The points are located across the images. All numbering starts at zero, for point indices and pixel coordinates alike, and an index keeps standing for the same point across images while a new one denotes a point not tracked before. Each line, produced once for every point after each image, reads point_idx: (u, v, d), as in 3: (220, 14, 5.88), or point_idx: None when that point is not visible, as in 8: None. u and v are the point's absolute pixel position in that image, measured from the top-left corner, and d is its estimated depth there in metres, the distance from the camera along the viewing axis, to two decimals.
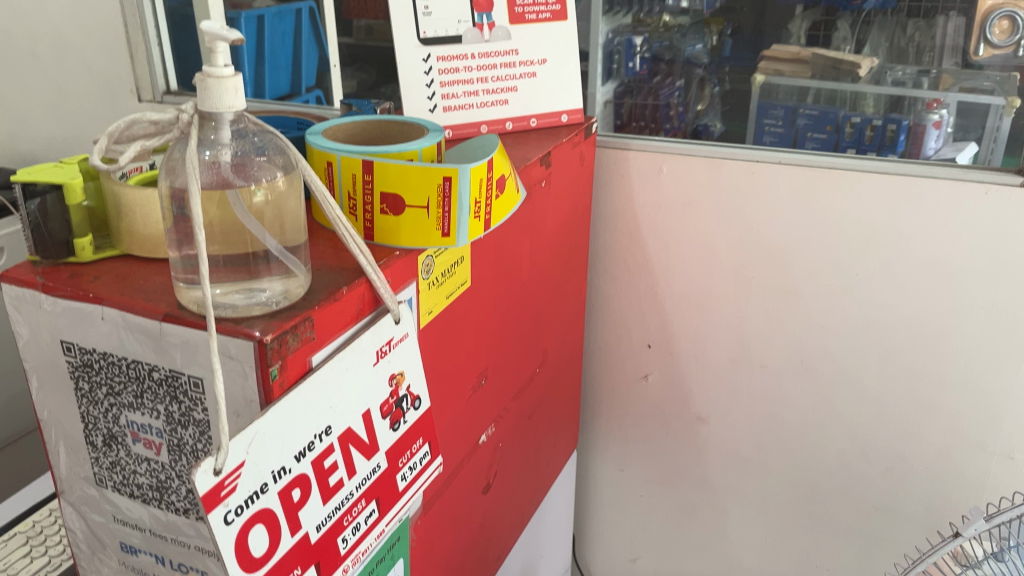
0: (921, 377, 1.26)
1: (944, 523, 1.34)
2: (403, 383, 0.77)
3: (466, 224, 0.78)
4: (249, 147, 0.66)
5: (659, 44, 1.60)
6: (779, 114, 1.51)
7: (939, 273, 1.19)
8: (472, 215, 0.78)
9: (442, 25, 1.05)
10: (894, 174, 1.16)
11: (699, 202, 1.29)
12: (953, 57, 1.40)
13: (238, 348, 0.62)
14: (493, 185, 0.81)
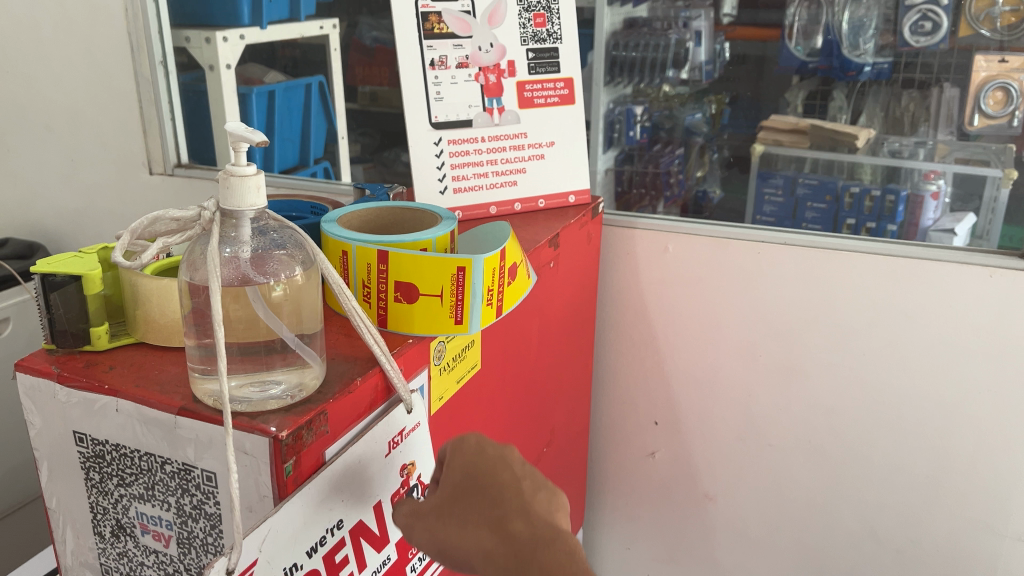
0: (930, 458, 1.26)
1: None
2: (413, 473, 0.78)
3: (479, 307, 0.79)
4: (269, 243, 0.66)
5: (660, 113, 1.74)
6: (779, 184, 1.55)
7: (945, 354, 1.20)
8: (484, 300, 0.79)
9: (453, 110, 1.08)
10: (899, 257, 1.18)
11: (705, 279, 1.31)
12: (948, 127, 1.46)
13: (253, 444, 0.62)
14: (505, 273, 0.81)
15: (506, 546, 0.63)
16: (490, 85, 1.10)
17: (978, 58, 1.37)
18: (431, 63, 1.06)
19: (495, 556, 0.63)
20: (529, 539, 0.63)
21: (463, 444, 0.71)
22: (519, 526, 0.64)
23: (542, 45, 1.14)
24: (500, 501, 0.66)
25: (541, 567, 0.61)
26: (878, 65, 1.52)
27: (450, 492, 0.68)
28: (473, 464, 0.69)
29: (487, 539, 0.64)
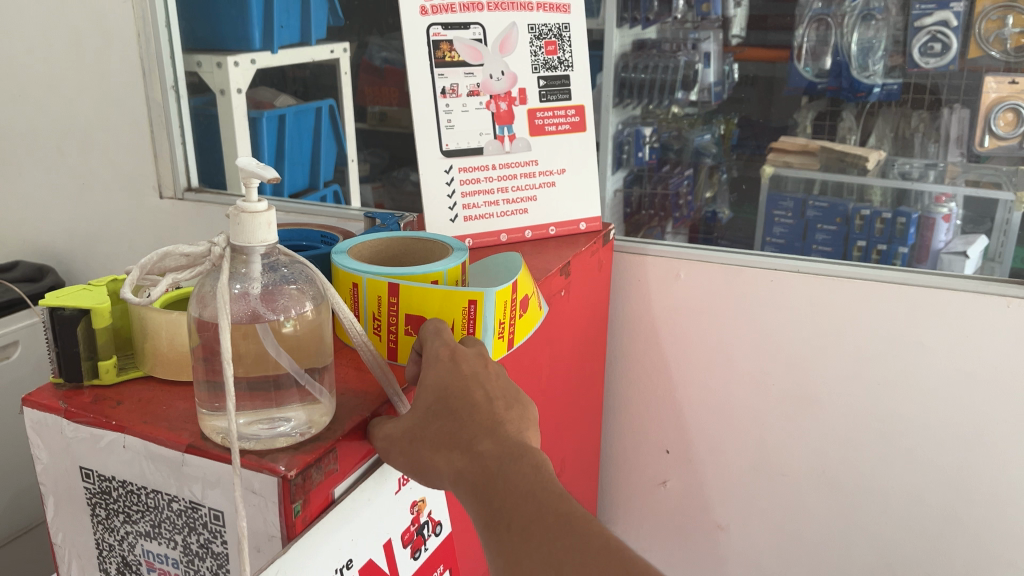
0: (947, 491, 1.24)
1: None
2: (424, 509, 0.76)
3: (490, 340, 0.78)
4: (279, 278, 0.65)
5: (669, 134, 1.73)
6: (789, 206, 1.54)
7: (961, 385, 1.19)
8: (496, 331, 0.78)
9: (464, 137, 1.08)
10: (915, 286, 1.18)
11: (718, 307, 1.30)
12: (957, 148, 1.48)
13: (261, 483, 0.61)
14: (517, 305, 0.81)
15: (474, 466, 0.60)
16: (501, 112, 1.10)
17: (989, 80, 1.39)
18: (442, 91, 1.06)
19: (464, 476, 0.60)
20: (496, 457, 0.59)
21: (438, 360, 0.68)
22: (487, 446, 0.60)
23: (553, 73, 1.13)
24: (470, 420, 0.62)
25: (507, 484, 0.58)
26: (887, 87, 1.53)
27: (422, 412, 0.65)
28: (446, 381, 0.66)
29: (456, 461, 0.61)
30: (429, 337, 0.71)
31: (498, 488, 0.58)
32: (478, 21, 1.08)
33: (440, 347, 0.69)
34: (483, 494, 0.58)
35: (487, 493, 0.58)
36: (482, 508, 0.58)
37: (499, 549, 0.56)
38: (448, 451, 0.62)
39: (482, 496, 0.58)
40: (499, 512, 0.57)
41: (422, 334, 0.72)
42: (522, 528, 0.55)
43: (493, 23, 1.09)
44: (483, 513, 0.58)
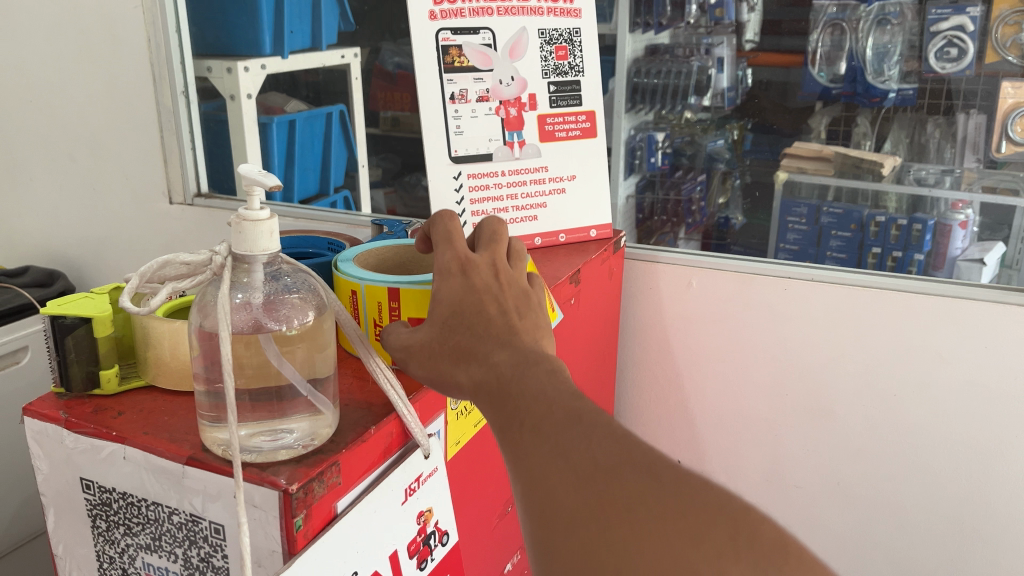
0: (966, 506, 1.21)
1: None
2: (430, 519, 0.74)
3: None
4: (280, 287, 0.64)
5: (681, 139, 1.73)
6: (803, 212, 1.53)
7: (981, 398, 1.16)
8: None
9: (473, 144, 1.06)
10: (933, 296, 1.16)
11: (731, 316, 1.28)
12: (974, 154, 1.44)
13: (262, 497, 0.60)
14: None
15: (490, 376, 0.56)
16: (511, 118, 1.08)
17: (1004, 84, 1.38)
18: (451, 96, 1.05)
19: (481, 387, 0.56)
20: (510, 364, 0.56)
21: (447, 269, 0.65)
22: (502, 356, 0.57)
23: (564, 78, 1.12)
24: (485, 335, 0.60)
25: (522, 389, 0.53)
26: (903, 92, 1.49)
27: (434, 325, 0.63)
28: (459, 295, 0.63)
29: (472, 373, 0.58)
30: (438, 238, 0.68)
31: (512, 391, 0.54)
32: (487, 26, 1.06)
33: (446, 252, 0.66)
34: (499, 402, 0.54)
35: (502, 396, 0.54)
36: (495, 411, 0.54)
37: (511, 449, 0.51)
38: (459, 361, 0.60)
39: (498, 404, 0.54)
40: (512, 411, 0.52)
41: (434, 231, 0.69)
42: (534, 424, 0.50)
43: (502, 28, 1.07)
44: (497, 418, 0.53)
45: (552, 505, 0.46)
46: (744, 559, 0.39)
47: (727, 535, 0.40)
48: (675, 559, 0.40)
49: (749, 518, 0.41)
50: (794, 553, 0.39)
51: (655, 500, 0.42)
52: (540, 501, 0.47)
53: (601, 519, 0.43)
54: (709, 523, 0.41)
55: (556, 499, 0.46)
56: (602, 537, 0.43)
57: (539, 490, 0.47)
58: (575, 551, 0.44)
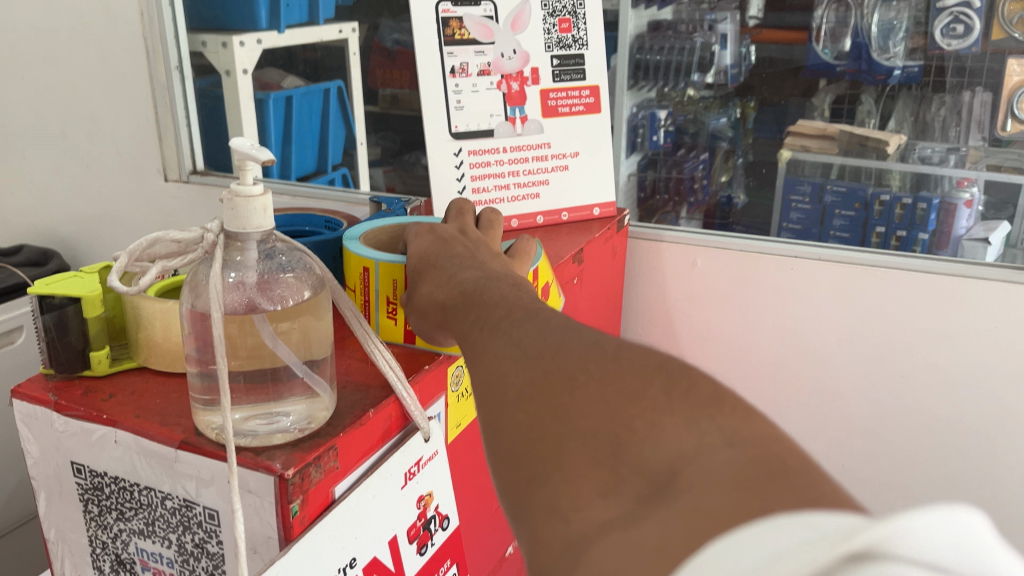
0: (973, 488, 1.20)
1: None
2: (431, 503, 0.73)
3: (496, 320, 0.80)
4: (275, 266, 0.62)
5: (684, 117, 1.65)
6: (807, 190, 1.52)
7: (991, 380, 1.14)
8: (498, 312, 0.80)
9: (474, 119, 1.04)
10: (942, 276, 1.13)
11: (735, 296, 1.26)
12: (979, 132, 1.42)
13: (257, 482, 0.58)
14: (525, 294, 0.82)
15: (453, 292, 0.56)
16: (513, 93, 1.06)
17: (1010, 62, 1.37)
18: (452, 70, 1.02)
19: (445, 301, 0.56)
20: (473, 280, 0.56)
21: (418, 237, 0.72)
22: (468, 275, 0.58)
23: (567, 52, 1.09)
24: (455, 264, 0.62)
25: (484, 298, 0.52)
26: (908, 70, 1.46)
27: (410, 275, 0.67)
28: (430, 247, 0.68)
29: (438, 292, 0.58)
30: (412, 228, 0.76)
31: (474, 300, 0.53)
32: None
33: (419, 231, 0.73)
34: (460, 310, 0.53)
35: (464, 308, 0.53)
36: (457, 320, 0.52)
37: (469, 351, 0.47)
38: (428, 283, 0.61)
39: (460, 312, 0.53)
40: (474, 316, 0.50)
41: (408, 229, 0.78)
42: (492, 323, 0.47)
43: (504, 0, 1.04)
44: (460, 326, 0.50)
45: (496, 390, 0.41)
46: (681, 410, 0.34)
47: (665, 392, 0.35)
48: (610, 415, 0.35)
49: (691, 378, 0.36)
50: (733, 406, 0.34)
51: (596, 367, 0.38)
52: (487, 391, 0.42)
53: (543, 390, 0.39)
54: (647, 380, 0.36)
55: (502, 381, 0.41)
56: (540, 407, 0.38)
57: (488, 381, 0.43)
58: (511, 428, 0.39)
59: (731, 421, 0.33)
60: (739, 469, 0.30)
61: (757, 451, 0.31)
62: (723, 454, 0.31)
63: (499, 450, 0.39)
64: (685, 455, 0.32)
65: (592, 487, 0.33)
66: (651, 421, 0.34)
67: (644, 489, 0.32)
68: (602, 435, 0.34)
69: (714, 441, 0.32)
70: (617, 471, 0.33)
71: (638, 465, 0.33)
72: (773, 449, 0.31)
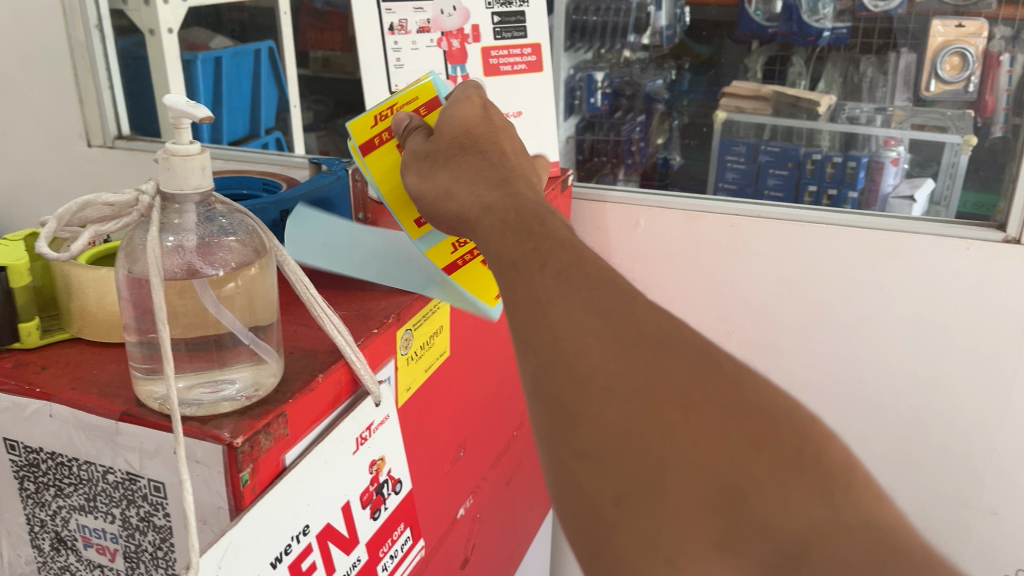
0: (907, 433, 1.26)
1: None
2: (383, 468, 0.72)
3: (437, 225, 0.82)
4: (216, 229, 0.60)
5: (620, 79, 1.65)
6: (741, 151, 1.52)
7: (922, 330, 1.19)
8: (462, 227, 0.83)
9: (414, 77, 1.04)
10: (876, 230, 1.17)
11: (677, 255, 1.28)
12: (904, 92, 1.52)
13: (204, 452, 0.56)
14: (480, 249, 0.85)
15: (505, 204, 0.55)
16: (453, 51, 1.05)
17: (935, 22, 1.45)
18: (390, 27, 1.02)
19: (492, 211, 0.55)
20: (527, 199, 0.55)
21: (470, 104, 0.71)
22: (523, 190, 0.57)
23: (507, 8, 1.07)
24: (503, 170, 0.60)
25: (541, 228, 0.51)
26: (837, 31, 1.60)
27: (445, 153, 0.65)
28: (479, 134, 0.66)
29: (483, 194, 0.57)
30: (465, 89, 0.75)
31: (531, 225, 0.51)
32: None
33: (472, 101, 0.71)
34: (515, 229, 0.52)
35: (519, 231, 0.51)
36: (506, 239, 0.51)
37: (528, 303, 0.46)
38: (458, 170, 0.62)
39: (514, 233, 0.51)
40: (527, 259, 0.48)
41: (458, 89, 0.75)
42: (557, 269, 0.47)
43: None
44: (516, 255, 0.49)
45: (579, 368, 0.42)
46: (811, 480, 0.36)
47: (792, 451, 0.37)
48: (731, 460, 0.37)
49: (814, 432, 0.38)
50: (856, 478, 0.37)
51: (709, 391, 0.39)
52: (564, 362, 0.42)
53: (645, 398, 0.40)
54: (773, 426, 0.38)
55: (588, 365, 0.42)
56: (641, 417, 0.39)
57: (561, 354, 0.43)
58: (600, 428, 0.40)
59: (860, 501, 0.36)
60: (869, 555, 0.34)
61: (889, 539, 0.34)
62: (853, 537, 0.34)
63: (578, 443, 0.40)
64: (816, 531, 0.35)
65: (706, 538, 0.36)
66: (777, 482, 0.36)
67: (767, 557, 0.35)
68: (721, 482, 0.37)
69: (845, 521, 0.35)
70: (735, 528, 0.36)
71: (762, 529, 0.36)
72: (898, 534, 0.34)
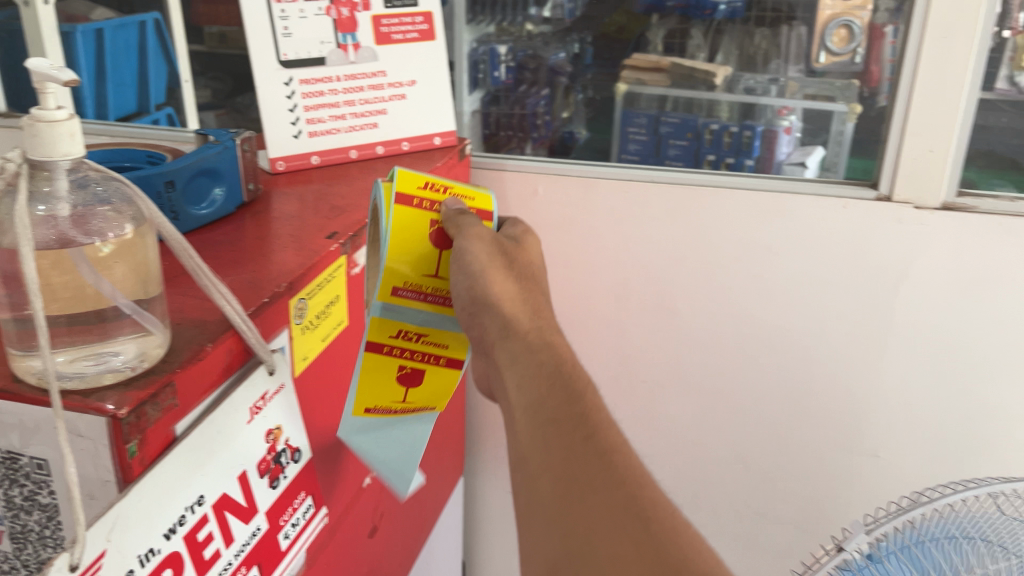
0: (795, 384, 1.34)
1: (824, 534, 1.44)
2: (280, 437, 0.72)
3: (398, 310, 0.79)
4: (91, 198, 0.59)
5: (523, 53, 1.65)
6: (642, 122, 1.57)
7: (807, 286, 1.27)
8: (422, 336, 0.81)
9: (303, 47, 1.01)
10: (760, 190, 1.23)
11: (577, 222, 1.31)
12: (797, 65, 1.52)
13: (87, 425, 0.55)
14: (414, 369, 0.83)
15: (553, 374, 0.72)
16: (343, 19, 1.03)
17: None
18: None
19: (546, 373, 0.72)
20: (574, 376, 0.72)
21: (528, 236, 0.81)
22: (570, 367, 0.72)
23: None
24: (551, 338, 0.75)
25: (585, 408, 0.69)
26: (731, 5, 1.57)
27: (513, 264, 0.77)
28: (533, 276, 0.79)
29: (535, 353, 0.73)
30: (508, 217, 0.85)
31: (577, 403, 0.69)
32: None
33: (522, 230, 0.82)
34: (567, 400, 0.69)
35: (568, 406, 0.69)
36: (549, 393, 0.70)
37: (563, 468, 0.66)
38: (526, 300, 0.76)
39: (564, 403, 0.69)
40: (565, 423, 0.68)
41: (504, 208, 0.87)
42: (596, 452, 0.66)
43: None
44: (567, 424, 0.68)
45: (604, 554, 0.60)
46: None
47: None
48: None
49: None
50: None
51: None
52: (592, 544, 0.61)
53: None
54: None
55: (610, 550, 0.60)
56: None
57: (591, 539, 0.61)
58: None
59: None
60: None
61: None
62: None
63: None
64: None
65: None
66: None
67: None
68: None
69: None
70: None
71: None
72: None
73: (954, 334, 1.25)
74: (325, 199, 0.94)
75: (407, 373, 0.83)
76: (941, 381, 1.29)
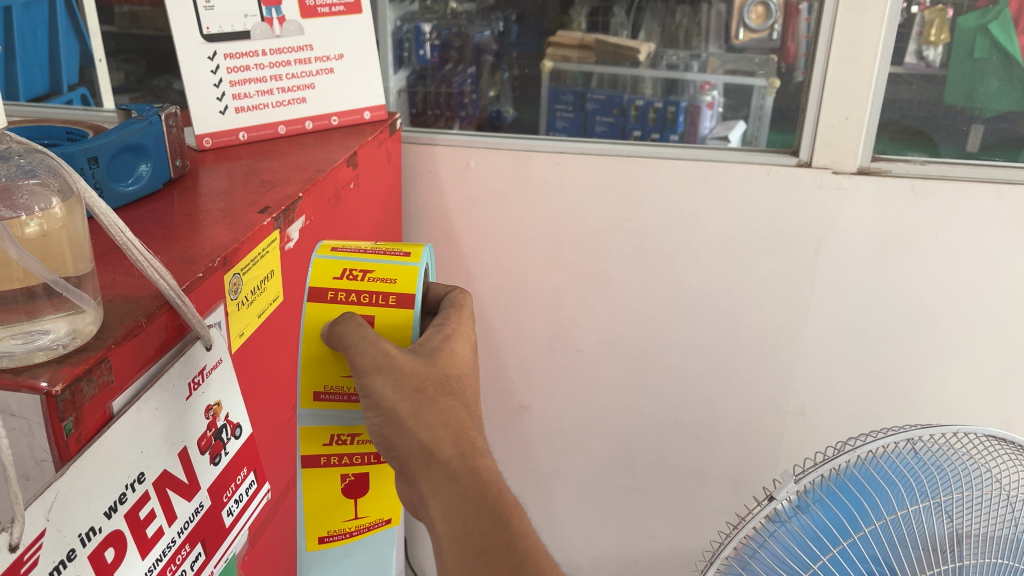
0: (724, 349, 1.39)
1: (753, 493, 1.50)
2: (220, 413, 0.71)
3: (333, 412, 0.73)
4: (15, 170, 0.59)
5: (448, 32, 1.57)
6: (569, 99, 1.59)
7: (733, 252, 1.31)
8: (357, 436, 0.74)
9: (227, 20, 0.98)
10: (686, 160, 1.26)
11: (510, 195, 1.32)
12: (717, 41, 1.59)
13: (20, 404, 0.53)
14: (358, 475, 0.75)
15: (477, 502, 0.70)
16: None
17: None
18: None
19: (469, 503, 0.70)
20: (495, 500, 0.71)
21: (456, 337, 0.71)
22: (493, 488, 0.71)
23: None
24: (473, 459, 0.71)
25: (506, 540, 0.70)
26: None
27: (423, 398, 0.68)
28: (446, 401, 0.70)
29: (458, 484, 0.70)
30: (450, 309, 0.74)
31: (499, 535, 0.70)
32: None
33: (446, 331, 0.71)
34: (490, 531, 0.70)
35: (491, 539, 0.70)
36: (473, 524, 0.70)
37: None
38: (443, 429, 0.70)
39: (487, 534, 0.70)
40: (494, 556, 0.69)
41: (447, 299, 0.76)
42: None
43: None
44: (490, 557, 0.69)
45: None
46: None
47: None
48: None
49: None
50: None
51: None
52: None
53: None
54: None
55: None
56: None
57: None
58: None
59: None
60: None
61: None
62: None
63: None
64: None
65: None
66: None
67: None
68: None
69: None
70: None
71: None
72: None
73: (870, 293, 1.31)
74: (255, 174, 0.93)
75: (353, 483, 0.76)
76: (859, 340, 1.35)
